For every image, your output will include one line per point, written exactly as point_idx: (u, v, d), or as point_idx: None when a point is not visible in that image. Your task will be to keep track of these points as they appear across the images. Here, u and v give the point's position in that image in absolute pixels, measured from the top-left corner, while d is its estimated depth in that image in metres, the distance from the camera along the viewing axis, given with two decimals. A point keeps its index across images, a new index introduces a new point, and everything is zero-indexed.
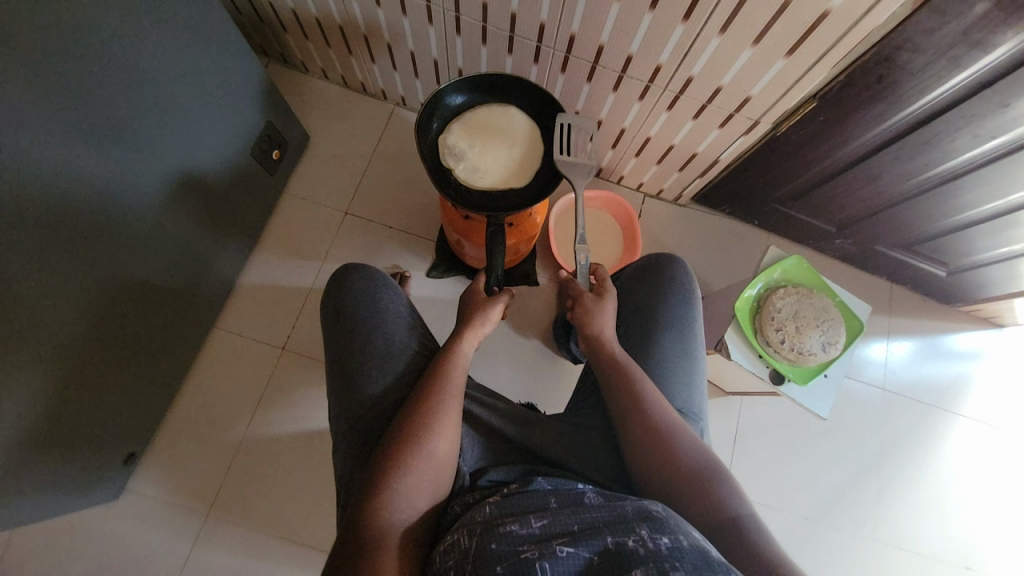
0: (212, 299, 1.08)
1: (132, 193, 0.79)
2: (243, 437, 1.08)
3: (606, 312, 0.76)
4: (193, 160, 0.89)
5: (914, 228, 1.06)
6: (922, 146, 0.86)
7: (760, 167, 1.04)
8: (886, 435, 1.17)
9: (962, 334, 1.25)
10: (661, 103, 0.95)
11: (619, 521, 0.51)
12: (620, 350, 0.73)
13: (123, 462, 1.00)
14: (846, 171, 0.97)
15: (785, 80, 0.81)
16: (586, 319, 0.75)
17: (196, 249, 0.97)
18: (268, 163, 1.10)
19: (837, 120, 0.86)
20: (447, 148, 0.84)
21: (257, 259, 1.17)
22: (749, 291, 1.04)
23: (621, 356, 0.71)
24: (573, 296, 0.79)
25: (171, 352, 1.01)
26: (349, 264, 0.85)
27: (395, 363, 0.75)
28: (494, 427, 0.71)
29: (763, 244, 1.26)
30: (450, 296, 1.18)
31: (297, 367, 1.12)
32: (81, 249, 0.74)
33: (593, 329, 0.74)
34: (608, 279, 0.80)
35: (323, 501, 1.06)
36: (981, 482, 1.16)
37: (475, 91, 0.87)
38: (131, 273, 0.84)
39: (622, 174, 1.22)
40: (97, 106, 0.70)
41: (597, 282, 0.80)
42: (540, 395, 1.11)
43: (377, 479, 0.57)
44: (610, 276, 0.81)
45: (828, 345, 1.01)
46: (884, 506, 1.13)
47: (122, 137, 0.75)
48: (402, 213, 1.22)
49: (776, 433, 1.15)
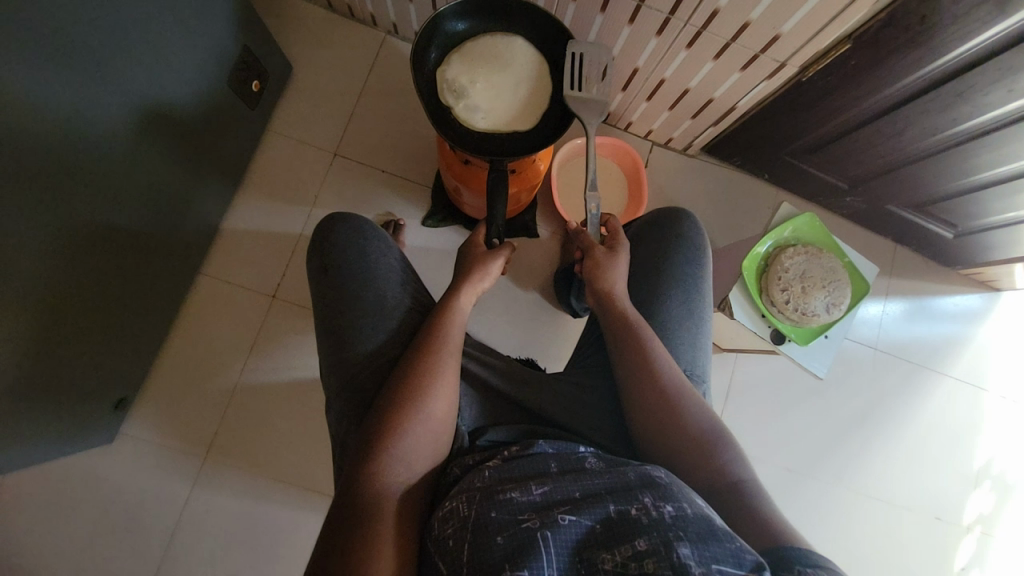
0: (195, 243, 1.03)
1: (98, 128, 0.72)
2: (236, 385, 1.07)
3: (618, 265, 0.73)
4: (164, 90, 0.80)
5: (929, 188, 1.02)
6: (954, 99, 0.80)
7: (778, 117, 0.98)
8: (873, 393, 1.20)
9: (958, 296, 1.25)
10: (681, 41, 0.87)
11: (622, 488, 0.50)
12: (631, 308, 0.71)
13: (115, 408, 0.99)
14: (869, 124, 0.92)
15: (819, 18, 0.74)
16: (598, 273, 0.72)
17: (173, 190, 0.91)
18: (248, 96, 1.01)
19: (870, 65, 0.80)
20: (446, 82, 0.76)
21: (241, 201, 1.10)
22: (759, 248, 1.02)
23: (631, 313, 0.69)
24: (584, 249, 0.76)
25: (156, 298, 0.97)
26: (336, 213, 0.80)
27: (389, 320, 0.73)
28: (492, 387, 0.70)
29: (771, 200, 1.21)
30: (446, 246, 1.13)
31: (288, 316, 1.09)
32: (48, 189, 0.68)
33: (604, 285, 0.72)
34: (620, 229, 0.77)
35: (320, 447, 1.07)
36: (958, 438, 1.21)
37: (477, 17, 0.78)
38: (106, 215, 0.79)
39: (630, 120, 1.15)
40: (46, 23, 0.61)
41: (610, 233, 0.77)
42: (537, 349, 1.11)
43: (374, 442, 0.56)
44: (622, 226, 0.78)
45: (832, 306, 1.01)
46: (864, 459, 1.18)
47: (80, 61, 0.66)
48: (396, 157, 1.15)
49: (767, 390, 1.17)
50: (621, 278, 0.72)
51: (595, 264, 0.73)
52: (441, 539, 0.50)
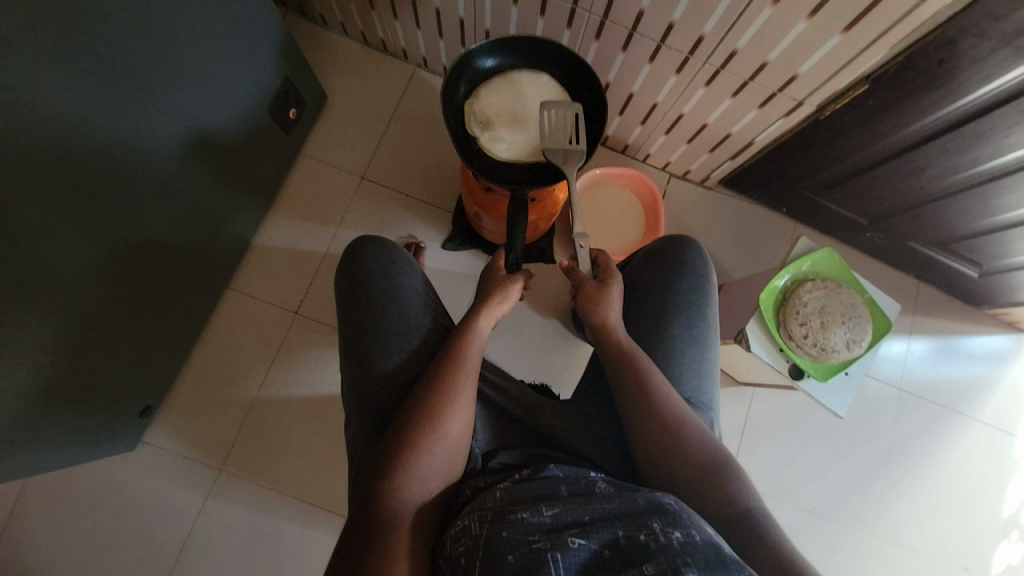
0: (226, 259, 1.07)
1: (148, 151, 0.77)
2: (255, 398, 1.09)
3: (611, 299, 0.73)
4: (209, 116, 0.86)
5: (951, 226, 1.01)
6: (974, 140, 0.81)
7: (796, 153, 0.99)
8: (897, 434, 1.16)
9: (985, 336, 1.21)
10: (699, 78, 0.90)
11: (631, 513, 0.50)
12: (627, 337, 0.71)
13: (139, 415, 1.02)
14: (889, 161, 0.92)
15: (837, 60, 0.76)
16: (591, 308, 0.73)
17: (210, 208, 0.96)
18: (285, 122, 1.07)
19: (888, 106, 0.81)
20: (473, 114, 0.80)
21: (271, 220, 1.15)
22: (776, 282, 1.01)
23: (627, 344, 0.70)
24: (576, 284, 0.76)
25: (186, 310, 1.01)
26: (365, 236, 0.84)
27: (410, 340, 0.75)
28: (505, 408, 0.71)
29: (789, 234, 1.21)
30: (464, 269, 1.16)
31: (309, 332, 1.12)
32: (93, 204, 0.72)
33: (598, 318, 0.72)
34: (612, 264, 0.78)
35: (332, 464, 1.08)
36: (988, 485, 1.15)
37: (507, 54, 0.82)
38: (146, 228, 0.83)
39: (649, 152, 1.18)
40: (110, 56, 0.66)
41: (603, 268, 0.78)
42: (551, 374, 1.11)
43: (392, 459, 0.57)
44: (614, 260, 0.79)
45: (852, 343, 0.99)
46: (887, 503, 1.13)
47: (138, 90, 0.72)
48: (420, 181, 1.19)
49: (785, 426, 1.15)
50: (615, 310, 0.73)
51: (587, 300, 0.73)
52: (452, 558, 0.50)
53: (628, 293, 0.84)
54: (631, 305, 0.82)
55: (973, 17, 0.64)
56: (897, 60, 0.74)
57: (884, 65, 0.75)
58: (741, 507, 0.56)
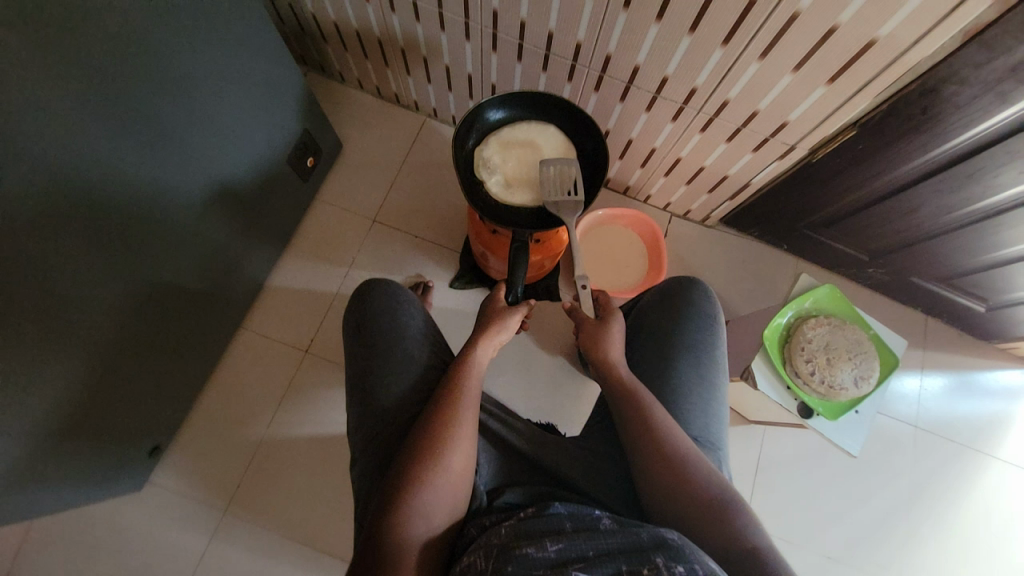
0: (240, 299, 1.11)
1: (175, 200, 0.82)
2: (263, 438, 1.09)
3: (612, 334, 0.75)
4: (233, 165, 0.92)
5: (952, 262, 1.02)
6: (965, 180, 0.83)
7: (792, 192, 1.02)
8: (916, 475, 1.12)
9: (998, 372, 1.19)
10: (693, 126, 0.95)
11: (635, 548, 0.50)
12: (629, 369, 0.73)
13: (148, 455, 1.02)
14: (883, 200, 0.95)
15: (824, 107, 0.80)
16: (593, 342, 0.75)
17: (227, 250, 1.00)
18: (302, 170, 1.13)
19: (877, 149, 0.84)
20: (481, 161, 0.85)
21: (286, 261, 1.20)
22: (780, 318, 1.03)
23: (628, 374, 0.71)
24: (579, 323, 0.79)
25: (199, 349, 1.04)
26: (372, 278, 0.87)
27: (415, 377, 0.76)
28: (511, 444, 0.71)
29: (791, 270, 1.23)
30: (471, 307, 1.19)
31: (319, 370, 1.14)
32: (121, 249, 0.77)
33: (600, 352, 0.74)
34: (613, 304, 0.80)
35: (336, 506, 1.07)
36: (1017, 529, 1.10)
37: (514, 107, 0.88)
38: (166, 270, 0.87)
39: (649, 193, 1.22)
40: (144, 115, 0.72)
41: (603, 308, 0.80)
42: (558, 412, 1.11)
43: (395, 495, 0.57)
44: (614, 302, 0.81)
45: (861, 379, 0.99)
46: (912, 548, 1.08)
47: (170, 145, 0.78)
48: (429, 223, 1.24)
49: (799, 466, 1.12)
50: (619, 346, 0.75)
51: (589, 335, 0.77)
52: None
53: (637, 331, 0.85)
54: (638, 343, 0.83)
55: (951, 68, 0.68)
56: (882, 108, 0.78)
57: (870, 112, 0.79)
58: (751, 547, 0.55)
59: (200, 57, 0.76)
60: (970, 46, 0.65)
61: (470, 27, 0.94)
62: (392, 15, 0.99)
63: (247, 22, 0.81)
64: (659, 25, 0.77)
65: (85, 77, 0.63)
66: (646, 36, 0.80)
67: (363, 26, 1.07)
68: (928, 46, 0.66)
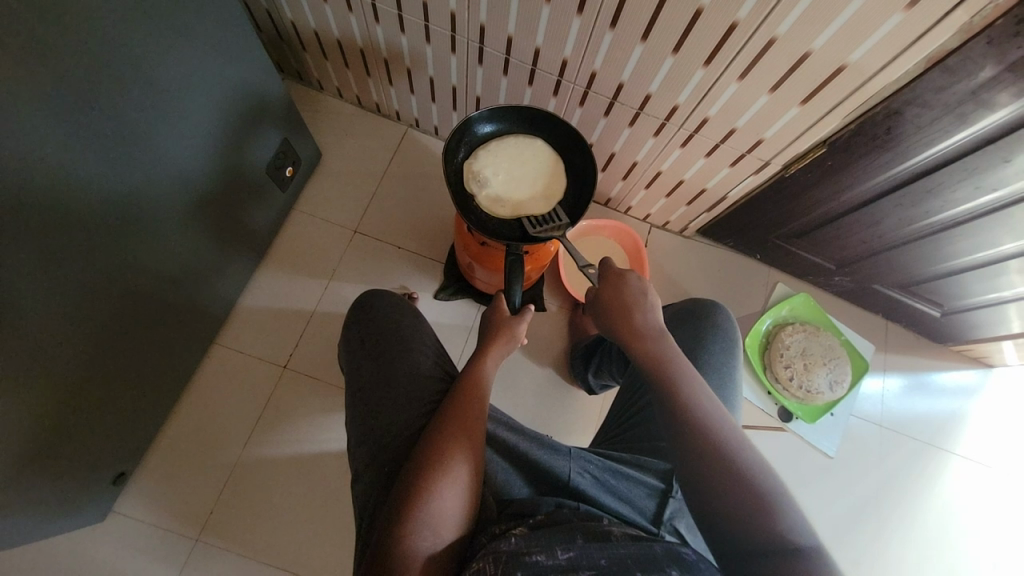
0: (211, 316, 1.06)
1: (147, 211, 0.79)
2: (238, 459, 1.04)
3: (633, 288, 0.72)
4: (205, 174, 0.87)
5: (911, 271, 1.09)
6: (924, 195, 0.89)
7: (764, 206, 1.07)
8: (884, 472, 1.19)
9: (953, 371, 1.28)
10: (674, 141, 0.98)
11: (649, 559, 0.50)
12: (656, 318, 0.71)
13: (112, 483, 0.96)
14: (848, 214, 1.01)
15: (797, 126, 0.84)
16: (615, 297, 0.72)
17: (202, 261, 0.96)
18: (282, 180, 1.11)
19: (844, 165, 0.90)
20: (472, 174, 0.85)
21: (262, 274, 1.16)
22: (759, 326, 1.20)
23: (655, 324, 0.70)
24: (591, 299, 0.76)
25: (169, 367, 0.98)
26: (374, 290, 0.88)
27: (422, 389, 0.75)
28: (520, 451, 0.68)
29: (766, 279, 1.28)
30: (458, 319, 1.18)
31: (298, 388, 1.10)
32: (86, 264, 0.72)
33: (620, 306, 0.71)
34: (615, 268, 0.75)
35: (320, 526, 1.03)
36: (975, 518, 1.18)
37: (503, 120, 0.88)
38: (136, 285, 0.82)
39: (630, 206, 1.25)
40: (112, 124, 0.68)
41: (606, 275, 0.75)
42: (548, 423, 1.11)
43: (403, 506, 0.57)
44: (615, 266, 0.75)
45: (835, 383, 1.15)
46: (882, 545, 1.14)
47: (141, 153, 0.74)
48: (412, 234, 1.22)
49: (783, 469, 1.15)
50: (653, 297, 0.72)
51: (611, 289, 0.73)
52: None
53: None
54: None
55: (914, 92, 0.73)
56: (850, 128, 0.83)
57: (839, 131, 0.84)
58: (756, 504, 0.53)
59: (176, 62, 0.73)
60: (932, 71, 0.70)
61: (456, 40, 0.94)
62: (376, 26, 0.99)
63: (225, 26, 0.78)
64: (643, 45, 0.80)
65: (50, 85, 0.59)
66: (630, 55, 0.83)
67: (344, 35, 1.05)
68: (891, 72, 0.71)
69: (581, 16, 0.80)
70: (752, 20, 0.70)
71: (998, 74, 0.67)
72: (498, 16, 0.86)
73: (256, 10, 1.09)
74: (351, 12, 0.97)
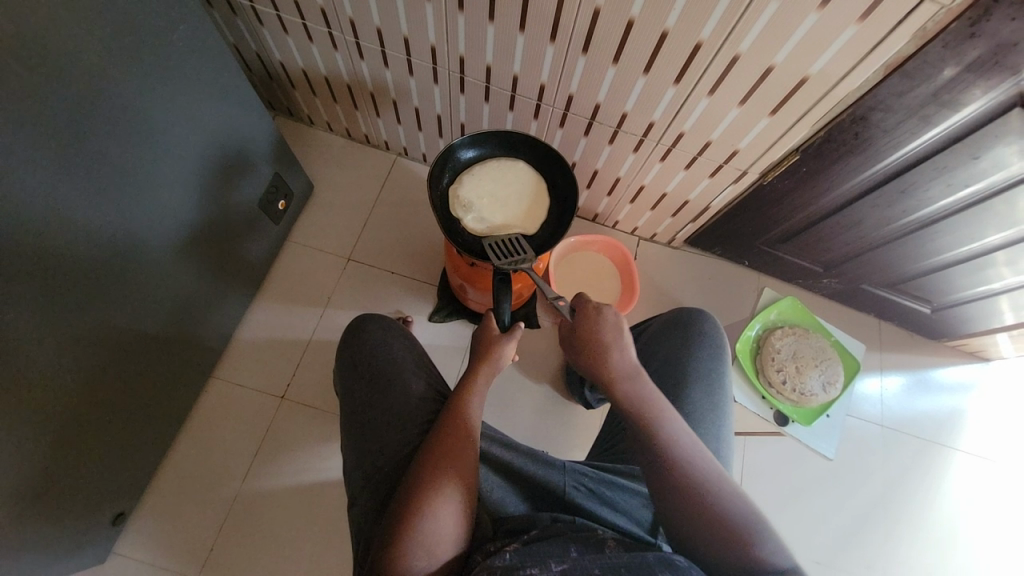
0: (208, 349, 1.07)
1: (142, 249, 0.81)
2: (237, 492, 1.04)
3: (609, 329, 0.69)
4: (197, 211, 0.90)
5: (897, 269, 1.11)
6: (899, 195, 0.92)
7: (747, 214, 1.10)
8: (889, 472, 1.18)
9: (950, 367, 1.28)
10: (654, 156, 1.01)
11: (641, 566, 0.49)
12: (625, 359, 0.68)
13: (110, 524, 0.95)
14: (829, 217, 1.03)
15: (770, 134, 0.87)
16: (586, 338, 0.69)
17: (196, 296, 0.97)
18: (274, 213, 1.13)
19: (817, 171, 0.92)
20: (457, 198, 0.87)
21: (257, 307, 1.17)
22: (750, 331, 1.21)
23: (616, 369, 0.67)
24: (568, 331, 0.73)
25: (166, 402, 0.98)
26: (365, 314, 0.89)
27: (414, 410, 0.76)
28: (518, 467, 0.70)
29: (754, 284, 1.30)
30: (453, 339, 1.19)
31: (296, 417, 1.10)
32: (82, 304, 0.73)
33: (592, 348, 0.69)
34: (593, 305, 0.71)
35: (323, 558, 1.01)
36: (986, 515, 1.17)
37: (484, 144, 0.92)
38: (131, 321, 0.84)
39: (617, 220, 1.28)
40: (96, 162, 0.69)
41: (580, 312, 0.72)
42: (547, 440, 1.11)
43: (398, 525, 0.57)
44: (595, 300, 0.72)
45: (828, 385, 1.15)
46: (891, 549, 1.12)
47: (134, 195, 0.76)
48: (405, 258, 1.24)
49: (783, 475, 1.15)
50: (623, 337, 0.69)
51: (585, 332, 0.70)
52: None
53: (650, 360, 0.87)
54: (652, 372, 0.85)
55: (876, 98, 0.77)
56: (820, 134, 0.85)
57: (810, 139, 0.87)
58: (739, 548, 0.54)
59: (164, 105, 0.76)
60: (892, 77, 0.73)
61: (438, 72, 0.99)
62: (361, 62, 1.03)
63: (212, 68, 0.82)
64: (616, 67, 0.84)
65: (42, 134, 0.62)
66: (605, 77, 0.87)
67: (331, 73, 1.09)
68: (853, 80, 0.74)
69: (554, 44, 0.84)
70: (714, 39, 0.73)
71: (957, 75, 0.70)
72: (476, 47, 0.90)
73: (245, 52, 1.13)
74: (336, 50, 1.02)
